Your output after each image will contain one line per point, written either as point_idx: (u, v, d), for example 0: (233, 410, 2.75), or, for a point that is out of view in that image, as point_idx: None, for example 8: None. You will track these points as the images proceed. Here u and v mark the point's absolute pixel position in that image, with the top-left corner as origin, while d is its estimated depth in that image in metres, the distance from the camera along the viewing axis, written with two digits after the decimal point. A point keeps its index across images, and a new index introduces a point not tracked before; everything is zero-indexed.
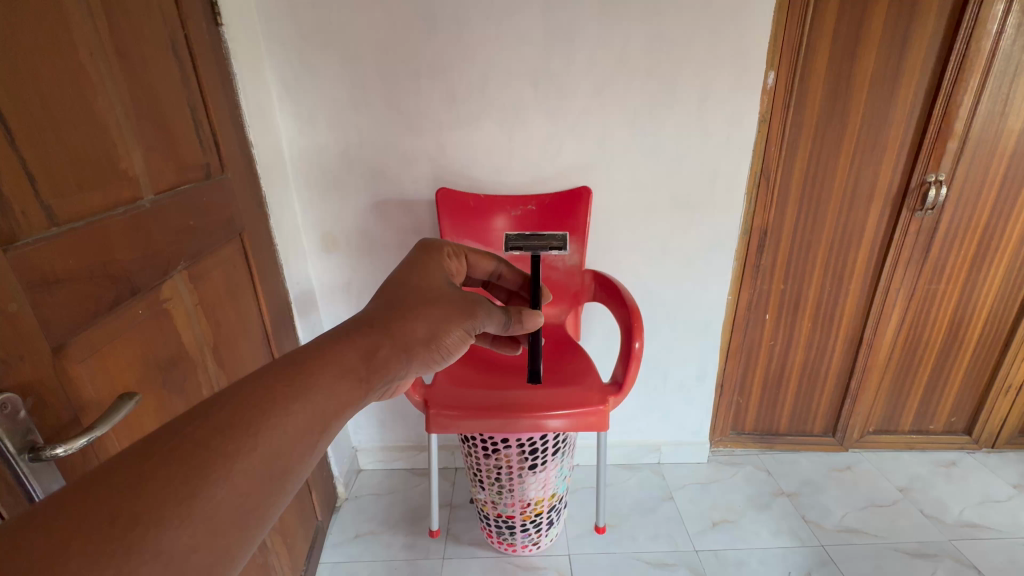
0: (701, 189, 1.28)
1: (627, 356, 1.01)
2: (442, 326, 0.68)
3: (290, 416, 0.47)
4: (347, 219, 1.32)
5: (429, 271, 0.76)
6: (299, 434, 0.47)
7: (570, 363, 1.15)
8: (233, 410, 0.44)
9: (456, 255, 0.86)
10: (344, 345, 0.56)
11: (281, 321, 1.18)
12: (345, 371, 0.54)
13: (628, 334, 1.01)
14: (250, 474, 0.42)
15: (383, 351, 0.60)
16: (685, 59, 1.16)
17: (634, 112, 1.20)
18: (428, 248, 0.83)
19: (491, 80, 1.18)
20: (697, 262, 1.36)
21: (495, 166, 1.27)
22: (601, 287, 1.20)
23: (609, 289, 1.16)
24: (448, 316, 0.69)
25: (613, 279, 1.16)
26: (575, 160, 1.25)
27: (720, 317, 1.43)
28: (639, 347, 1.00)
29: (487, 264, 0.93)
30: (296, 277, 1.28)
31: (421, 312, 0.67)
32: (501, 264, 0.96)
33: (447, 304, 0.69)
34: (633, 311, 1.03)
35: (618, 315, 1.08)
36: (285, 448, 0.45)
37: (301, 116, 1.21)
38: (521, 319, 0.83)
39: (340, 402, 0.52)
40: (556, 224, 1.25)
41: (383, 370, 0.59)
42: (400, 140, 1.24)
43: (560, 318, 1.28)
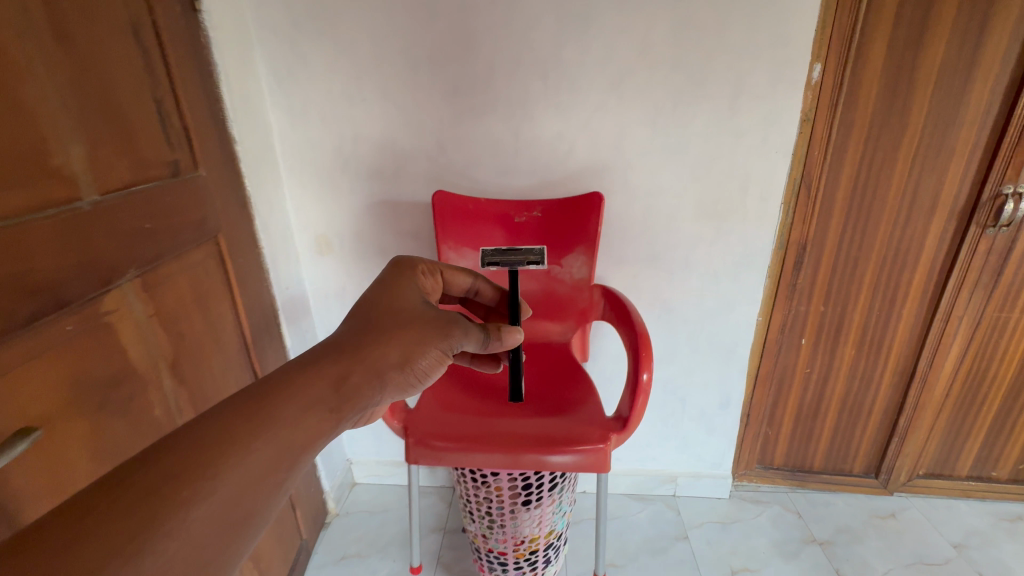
0: (729, 197, 1.13)
1: (633, 390, 0.88)
2: (412, 349, 0.67)
3: (253, 452, 0.47)
4: (342, 221, 1.24)
5: (401, 290, 0.74)
6: (263, 470, 0.47)
7: (573, 391, 1.03)
8: (192, 447, 0.44)
9: (430, 274, 0.85)
10: (311, 376, 0.56)
11: (265, 330, 1.11)
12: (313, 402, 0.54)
13: (635, 365, 0.88)
14: (210, 517, 0.42)
15: (353, 378, 0.59)
16: (716, 48, 1.02)
17: (656, 109, 1.07)
18: (401, 270, 0.80)
19: (496, 72, 1.07)
20: (724, 279, 1.21)
21: (498, 167, 1.16)
22: (610, 306, 1.07)
23: (618, 309, 1.03)
24: (422, 338, 0.69)
25: (624, 297, 1.03)
26: (587, 163, 1.13)
27: (748, 340, 1.28)
28: (647, 380, 0.86)
29: (462, 281, 0.92)
30: (285, 282, 1.21)
31: (391, 336, 0.65)
32: (479, 280, 0.95)
33: (422, 324, 0.69)
34: (642, 338, 0.90)
35: (625, 342, 0.95)
36: (250, 488, 0.45)
37: (294, 111, 1.14)
38: (498, 334, 0.82)
39: (307, 433, 0.52)
40: (563, 234, 1.13)
41: (354, 398, 0.59)
42: (397, 139, 1.15)
43: (566, 337, 1.17)
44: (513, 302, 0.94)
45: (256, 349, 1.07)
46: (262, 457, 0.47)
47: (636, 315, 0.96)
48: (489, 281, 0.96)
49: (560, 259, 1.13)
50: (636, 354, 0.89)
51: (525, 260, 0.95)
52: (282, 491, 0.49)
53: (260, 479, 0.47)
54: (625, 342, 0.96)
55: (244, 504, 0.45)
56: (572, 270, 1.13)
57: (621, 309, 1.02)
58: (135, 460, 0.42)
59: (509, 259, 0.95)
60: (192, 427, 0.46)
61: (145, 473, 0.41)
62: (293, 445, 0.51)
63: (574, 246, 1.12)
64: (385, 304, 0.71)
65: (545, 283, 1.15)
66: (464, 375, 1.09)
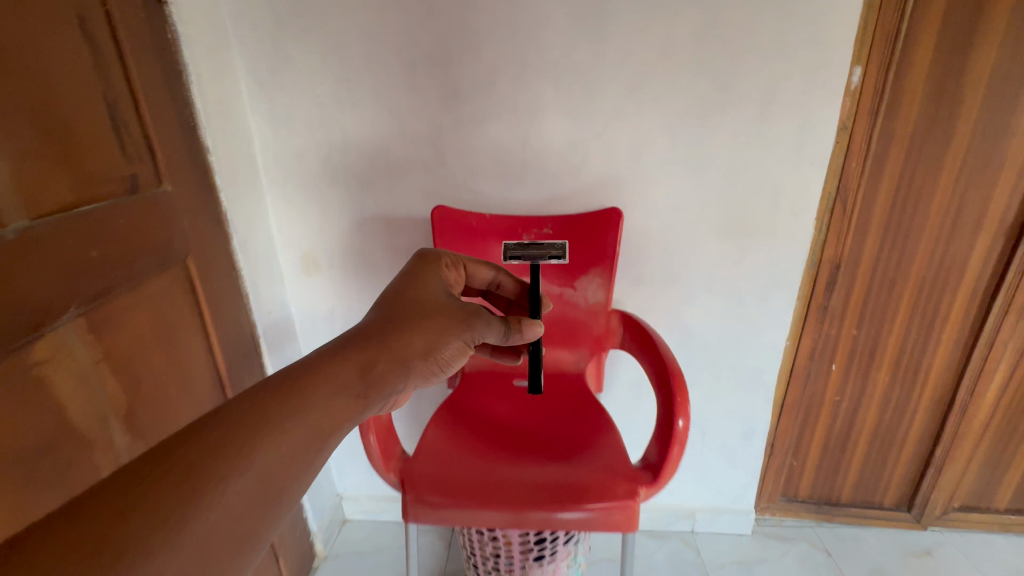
0: (758, 213, 1.03)
1: (666, 440, 0.77)
2: (431, 341, 0.70)
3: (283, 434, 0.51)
4: (330, 238, 1.12)
5: (424, 283, 0.77)
6: (297, 448, 0.51)
7: (590, 431, 0.92)
8: (233, 425, 0.48)
9: (453, 267, 0.86)
10: (339, 363, 0.60)
11: (243, 362, 0.99)
12: (341, 387, 0.58)
13: (668, 410, 0.77)
14: (243, 494, 0.45)
15: (377, 367, 0.63)
16: (747, 49, 0.91)
17: (679, 117, 0.97)
18: (425, 263, 0.82)
19: (502, 75, 0.96)
20: (751, 301, 1.11)
21: (504, 179, 1.05)
22: (631, 334, 0.96)
23: (642, 340, 0.93)
24: (442, 331, 0.72)
25: (649, 327, 0.92)
26: (602, 176, 1.03)
27: (774, 367, 1.18)
28: (683, 429, 0.76)
29: (485, 273, 0.90)
30: (267, 306, 1.09)
31: (412, 328, 0.69)
32: (501, 272, 0.95)
33: (444, 317, 0.73)
34: (675, 379, 0.79)
35: (653, 380, 0.84)
36: (279, 468, 0.49)
37: (277, 117, 1.02)
38: (519, 326, 0.82)
39: (338, 416, 0.56)
40: (576, 253, 1.01)
41: (380, 385, 0.63)
42: (392, 148, 1.04)
43: (579, 366, 1.06)
44: (535, 295, 0.92)
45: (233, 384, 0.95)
46: (291, 439, 0.51)
47: (666, 350, 0.85)
48: (510, 274, 0.95)
49: (573, 281, 1.02)
50: (669, 398, 0.78)
51: (546, 255, 0.93)
52: (310, 472, 0.52)
53: (290, 460, 0.50)
54: (653, 381, 0.85)
55: (277, 480, 0.49)
56: (586, 293, 1.02)
57: (646, 341, 0.91)
58: (185, 434, 0.46)
59: (530, 253, 0.92)
60: (233, 406, 0.50)
61: (187, 449, 0.45)
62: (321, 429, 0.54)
63: (588, 267, 1.01)
64: (408, 297, 0.75)
65: (557, 307, 1.04)
66: (468, 409, 0.97)
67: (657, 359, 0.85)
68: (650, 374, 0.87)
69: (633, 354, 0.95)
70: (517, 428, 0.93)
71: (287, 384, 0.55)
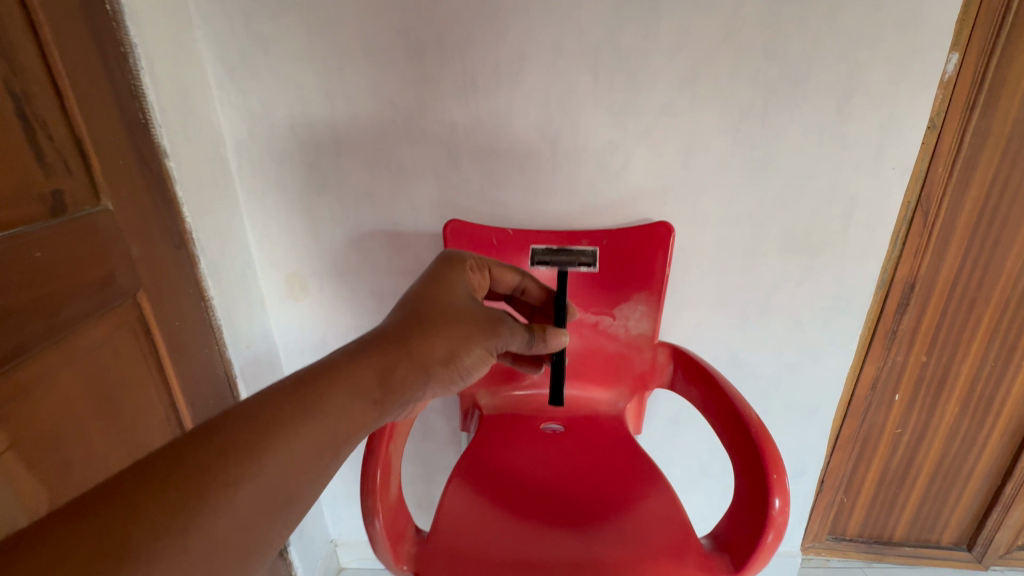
0: (827, 226, 0.88)
1: (757, 523, 0.62)
2: (452, 348, 0.64)
3: (296, 442, 0.48)
4: (320, 256, 0.95)
5: (451, 282, 0.70)
6: (308, 458, 0.49)
7: (640, 489, 0.76)
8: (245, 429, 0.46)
9: (478, 270, 0.77)
10: (359, 368, 0.56)
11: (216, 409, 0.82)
12: (359, 392, 0.55)
13: (761, 489, 0.62)
14: (248, 504, 0.44)
15: (398, 373, 0.58)
16: (827, 32, 0.76)
17: (740, 113, 0.81)
18: (451, 264, 0.74)
19: (529, 62, 0.80)
20: (811, 327, 0.96)
21: (529, 187, 0.88)
22: (685, 372, 0.81)
23: (704, 385, 0.77)
24: (466, 333, 0.67)
25: (714, 369, 0.77)
26: (645, 184, 0.87)
27: (832, 399, 1.03)
28: (780, 513, 0.61)
29: (509, 281, 0.80)
30: (246, 339, 0.91)
31: (433, 336, 0.62)
32: (527, 280, 0.82)
33: (470, 320, 0.67)
34: (766, 448, 0.64)
35: (729, 443, 0.69)
36: (288, 477, 0.47)
37: (255, 113, 0.84)
38: (542, 333, 0.74)
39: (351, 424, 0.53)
40: (616, 276, 0.85)
41: (399, 392, 0.59)
42: (396, 150, 0.86)
43: (617, 407, 0.91)
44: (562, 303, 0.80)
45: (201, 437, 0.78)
46: (304, 447, 0.49)
47: (744, 404, 0.70)
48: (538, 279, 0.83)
49: (613, 309, 0.86)
50: (759, 471, 0.63)
51: (577, 262, 0.79)
52: (320, 479, 0.51)
53: (301, 468, 0.48)
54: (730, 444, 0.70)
55: (287, 490, 0.47)
56: (628, 322, 0.86)
57: (712, 389, 0.75)
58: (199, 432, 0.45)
59: (559, 261, 0.79)
60: (248, 407, 0.48)
61: (197, 452, 0.43)
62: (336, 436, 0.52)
63: (630, 293, 0.85)
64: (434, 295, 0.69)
65: (592, 339, 0.89)
66: (490, 462, 0.81)
67: (735, 417, 0.70)
68: (723, 433, 0.72)
69: (691, 401, 0.80)
70: (552, 487, 0.77)
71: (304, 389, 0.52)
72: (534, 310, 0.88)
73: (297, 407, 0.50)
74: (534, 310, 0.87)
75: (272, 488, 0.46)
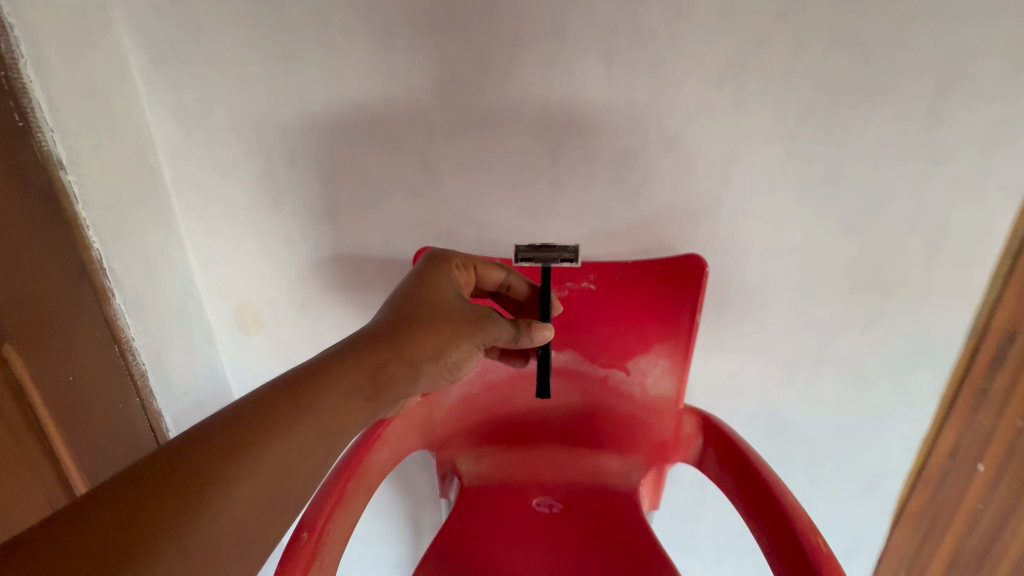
0: (906, 261, 0.69)
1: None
2: (452, 342, 0.55)
3: (288, 442, 0.42)
4: (277, 285, 0.79)
5: (445, 270, 0.59)
6: (299, 459, 0.43)
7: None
8: (224, 435, 0.41)
9: (463, 268, 0.63)
10: (348, 363, 0.48)
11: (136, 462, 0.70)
12: (350, 388, 0.47)
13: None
14: (240, 511, 0.39)
15: (393, 367, 0.50)
16: (924, 8, 0.56)
17: (798, 116, 0.62)
18: (435, 262, 0.60)
19: (523, 49, 0.62)
20: (879, 383, 0.77)
21: (525, 205, 0.71)
22: (724, 465, 0.62)
23: (746, 480, 0.59)
24: (468, 321, 0.56)
25: (761, 461, 0.58)
26: (671, 203, 0.69)
27: (898, 469, 0.84)
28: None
29: (494, 277, 0.65)
30: (185, 383, 0.76)
31: (430, 328, 0.53)
32: (511, 274, 0.66)
33: (468, 310, 0.57)
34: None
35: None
36: (279, 482, 0.41)
37: (190, 113, 0.68)
38: (527, 328, 0.60)
39: (344, 421, 0.46)
40: (631, 321, 0.68)
41: (397, 385, 0.51)
42: (362, 160, 0.70)
43: (629, 480, 0.72)
44: (546, 300, 0.64)
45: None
46: (297, 447, 0.43)
47: (808, 528, 0.52)
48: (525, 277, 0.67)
49: (626, 362, 0.69)
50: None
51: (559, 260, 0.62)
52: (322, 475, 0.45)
53: (296, 469, 0.43)
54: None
55: (282, 492, 0.41)
56: (645, 379, 0.68)
57: (762, 491, 0.57)
58: (179, 442, 0.40)
59: (543, 258, 0.62)
60: (226, 412, 0.42)
61: (187, 453, 0.39)
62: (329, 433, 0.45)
63: (647, 343, 0.67)
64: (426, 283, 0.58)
65: (598, 396, 0.71)
66: (464, 557, 0.63)
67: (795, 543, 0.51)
68: (773, 555, 0.54)
69: (726, 494, 0.61)
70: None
71: (291, 387, 0.45)
72: (519, 308, 0.70)
73: (285, 405, 0.44)
74: (519, 308, 0.70)
75: (264, 490, 0.41)
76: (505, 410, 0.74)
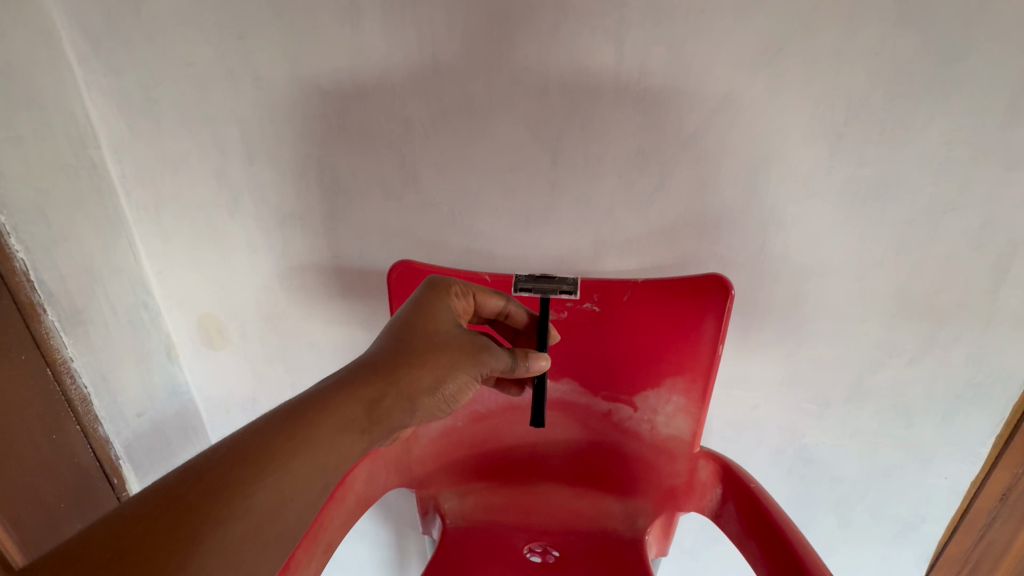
0: (967, 284, 0.58)
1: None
2: (454, 373, 0.47)
3: (278, 483, 0.37)
4: (242, 294, 0.71)
5: (445, 296, 0.51)
6: (286, 504, 0.38)
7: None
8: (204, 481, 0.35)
9: (463, 295, 0.53)
10: (344, 396, 0.42)
11: (75, 500, 0.62)
12: (343, 426, 0.41)
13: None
14: (233, 557, 0.34)
15: (390, 402, 0.44)
16: None
17: (845, 110, 0.52)
18: (434, 289, 0.52)
19: (517, 27, 0.52)
20: (924, 419, 0.67)
21: (519, 211, 0.61)
22: (744, 523, 0.51)
23: (775, 548, 0.47)
24: (472, 350, 0.48)
25: (791, 529, 0.47)
26: (689, 213, 0.59)
27: (940, 512, 0.74)
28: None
29: (493, 305, 0.55)
30: (139, 404, 0.69)
31: (433, 357, 0.46)
32: (512, 302, 0.56)
33: (470, 339, 0.48)
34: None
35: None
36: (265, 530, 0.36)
37: (133, 101, 0.59)
38: (524, 357, 0.51)
39: (336, 463, 0.41)
40: (641, 351, 0.58)
41: (393, 422, 0.44)
42: (330, 159, 0.61)
43: (635, 527, 0.62)
44: (544, 330, 0.55)
45: (42, 547, 0.57)
46: (292, 487, 0.38)
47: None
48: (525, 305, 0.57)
49: (633, 396, 0.60)
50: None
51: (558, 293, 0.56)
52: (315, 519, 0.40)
53: (287, 512, 0.37)
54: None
55: (269, 540, 0.36)
56: (655, 416, 0.59)
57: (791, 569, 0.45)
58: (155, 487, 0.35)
59: (541, 290, 0.56)
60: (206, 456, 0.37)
61: (164, 503, 0.34)
62: (324, 472, 0.40)
63: (659, 376, 0.58)
64: (425, 306, 0.50)
65: (600, 431, 0.62)
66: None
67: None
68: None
69: (746, 558, 0.50)
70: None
71: (283, 422, 0.39)
72: (517, 337, 0.60)
73: (276, 444, 0.38)
74: (517, 337, 0.60)
75: (256, 539, 0.36)
76: (493, 445, 0.65)
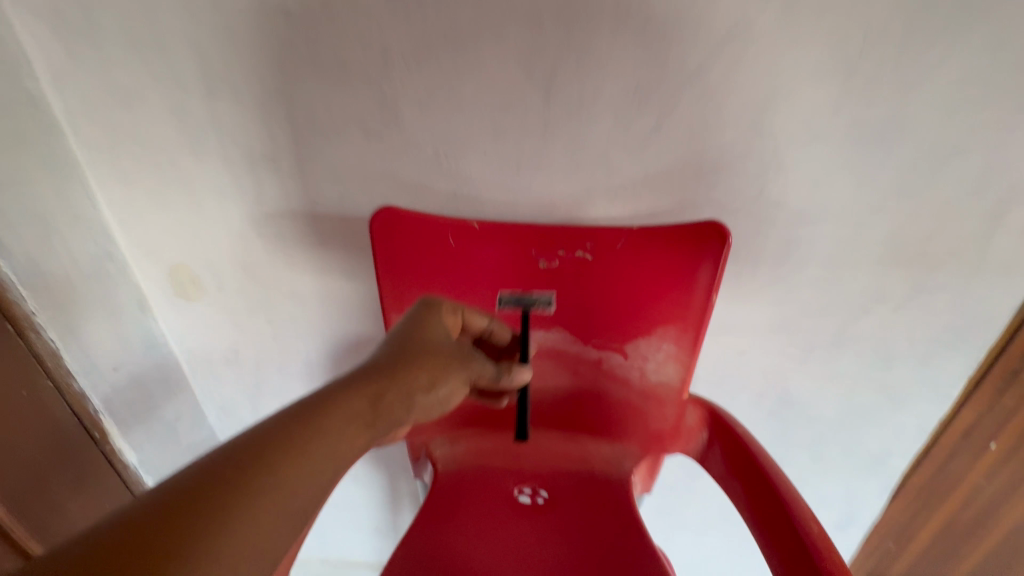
0: (962, 231, 0.58)
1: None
2: (448, 376, 0.47)
3: (283, 478, 0.35)
4: (214, 243, 0.67)
5: (433, 318, 0.50)
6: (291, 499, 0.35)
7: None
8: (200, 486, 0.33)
9: (453, 312, 0.52)
10: (350, 393, 0.41)
11: (44, 475, 0.60)
12: (347, 425, 0.40)
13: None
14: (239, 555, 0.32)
15: (392, 399, 0.43)
16: None
17: (861, 43, 0.48)
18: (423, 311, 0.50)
19: None
20: (901, 363, 0.69)
21: (509, 154, 0.58)
22: (729, 466, 0.53)
23: (759, 492, 0.49)
24: (461, 360, 0.49)
25: (775, 475, 0.48)
26: (688, 156, 0.56)
27: (907, 448, 0.78)
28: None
29: (478, 324, 0.54)
30: (114, 357, 0.66)
31: (429, 364, 0.46)
32: (497, 321, 0.56)
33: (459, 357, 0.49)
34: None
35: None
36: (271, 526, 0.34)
37: (69, 21, 0.52)
38: (508, 370, 0.53)
39: (341, 462, 0.39)
40: (633, 300, 0.57)
41: (394, 421, 0.43)
42: (301, 93, 0.55)
43: (622, 469, 0.64)
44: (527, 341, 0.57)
45: (31, 498, 0.58)
46: (299, 479, 0.36)
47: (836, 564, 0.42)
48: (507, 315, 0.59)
49: (624, 345, 0.59)
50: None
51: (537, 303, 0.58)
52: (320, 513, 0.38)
53: (293, 507, 0.35)
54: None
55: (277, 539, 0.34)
56: (645, 364, 0.59)
57: (779, 515, 0.46)
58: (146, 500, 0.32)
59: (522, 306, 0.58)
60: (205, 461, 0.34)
61: (153, 512, 0.31)
62: (331, 468, 0.39)
63: (650, 322, 0.57)
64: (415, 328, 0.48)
65: (590, 379, 0.62)
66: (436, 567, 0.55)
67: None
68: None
69: (728, 497, 0.52)
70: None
71: (294, 410, 0.39)
72: (506, 294, 0.59)
73: (281, 440, 0.37)
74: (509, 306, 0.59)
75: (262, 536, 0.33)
76: (482, 395, 0.64)
